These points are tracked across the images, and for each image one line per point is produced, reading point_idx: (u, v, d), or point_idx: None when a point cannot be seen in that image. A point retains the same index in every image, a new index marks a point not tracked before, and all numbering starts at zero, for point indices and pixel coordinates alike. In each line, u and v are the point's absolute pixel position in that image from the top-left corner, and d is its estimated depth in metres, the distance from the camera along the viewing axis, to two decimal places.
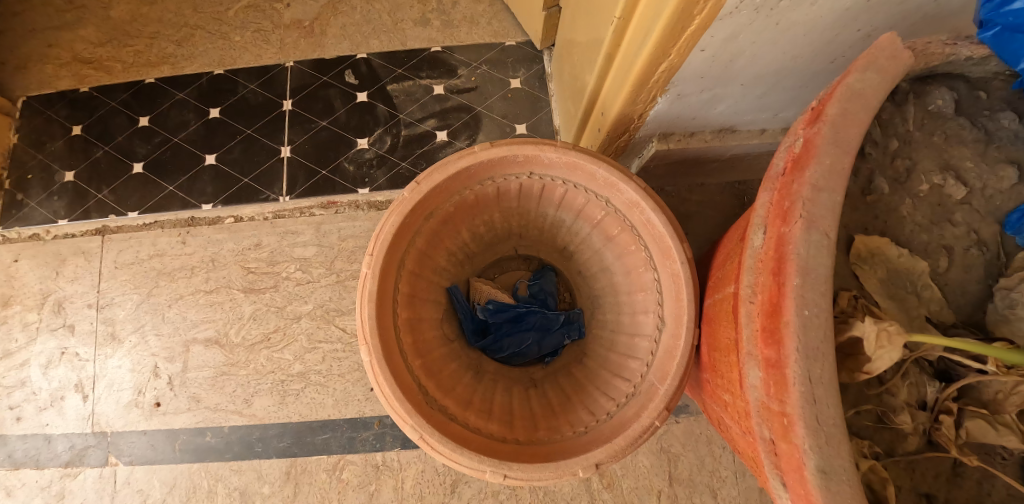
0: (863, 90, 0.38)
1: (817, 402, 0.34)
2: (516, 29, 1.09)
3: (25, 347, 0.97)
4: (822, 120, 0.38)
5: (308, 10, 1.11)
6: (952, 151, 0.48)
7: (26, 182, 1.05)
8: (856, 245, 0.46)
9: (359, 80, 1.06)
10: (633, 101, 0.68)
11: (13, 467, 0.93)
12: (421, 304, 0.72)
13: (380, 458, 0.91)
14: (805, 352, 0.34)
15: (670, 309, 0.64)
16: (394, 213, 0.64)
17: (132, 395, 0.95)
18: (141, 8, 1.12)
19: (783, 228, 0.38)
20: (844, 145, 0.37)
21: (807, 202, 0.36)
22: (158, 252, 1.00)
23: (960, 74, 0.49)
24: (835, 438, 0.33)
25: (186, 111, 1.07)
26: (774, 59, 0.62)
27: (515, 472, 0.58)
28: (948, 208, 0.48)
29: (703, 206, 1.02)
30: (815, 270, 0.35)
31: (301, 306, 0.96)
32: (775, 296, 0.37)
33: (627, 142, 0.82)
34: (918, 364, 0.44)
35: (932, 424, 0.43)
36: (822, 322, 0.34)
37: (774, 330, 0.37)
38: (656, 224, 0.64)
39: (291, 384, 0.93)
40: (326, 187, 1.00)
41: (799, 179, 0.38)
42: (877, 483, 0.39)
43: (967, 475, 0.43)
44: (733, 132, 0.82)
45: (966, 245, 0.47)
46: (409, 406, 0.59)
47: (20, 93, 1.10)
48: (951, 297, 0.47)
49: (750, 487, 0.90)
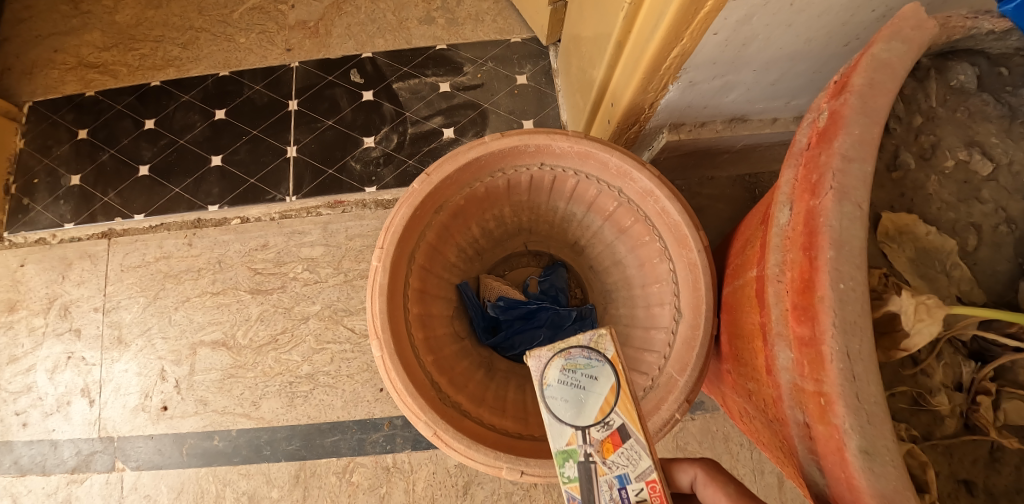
0: (890, 60, 0.37)
1: (857, 380, 0.32)
2: (521, 25, 1.09)
3: (32, 352, 0.97)
4: (849, 91, 0.37)
5: (312, 11, 1.11)
6: (976, 128, 0.47)
7: (33, 187, 1.05)
8: (884, 223, 0.45)
9: (364, 79, 1.06)
10: (644, 89, 0.67)
11: (18, 473, 0.92)
12: (432, 300, 0.71)
13: (390, 460, 0.89)
14: (842, 326, 0.33)
15: (688, 299, 0.62)
16: (404, 205, 0.63)
17: (138, 399, 0.94)
18: (146, 12, 1.13)
19: (813, 201, 0.37)
20: (873, 115, 0.36)
21: (837, 173, 0.35)
22: (164, 254, 0.99)
23: (981, 50, 0.48)
24: (878, 418, 0.32)
25: (192, 113, 1.07)
26: (788, 43, 0.61)
27: (532, 468, 0.56)
28: (975, 185, 0.47)
29: (714, 200, 1.01)
30: (850, 243, 0.34)
31: (309, 306, 0.95)
32: (809, 271, 0.36)
33: (637, 133, 0.81)
34: (951, 344, 0.43)
35: (969, 405, 0.42)
36: (858, 296, 0.33)
37: (807, 307, 0.36)
38: (671, 212, 0.62)
39: (299, 386, 0.92)
40: (332, 186, 1.00)
41: (828, 151, 0.37)
42: (917, 467, 0.37)
43: (1005, 460, 0.42)
44: (745, 121, 0.81)
45: (994, 222, 0.46)
46: (421, 402, 0.58)
47: (27, 98, 1.10)
48: (982, 276, 0.46)
49: (769, 484, 0.88)
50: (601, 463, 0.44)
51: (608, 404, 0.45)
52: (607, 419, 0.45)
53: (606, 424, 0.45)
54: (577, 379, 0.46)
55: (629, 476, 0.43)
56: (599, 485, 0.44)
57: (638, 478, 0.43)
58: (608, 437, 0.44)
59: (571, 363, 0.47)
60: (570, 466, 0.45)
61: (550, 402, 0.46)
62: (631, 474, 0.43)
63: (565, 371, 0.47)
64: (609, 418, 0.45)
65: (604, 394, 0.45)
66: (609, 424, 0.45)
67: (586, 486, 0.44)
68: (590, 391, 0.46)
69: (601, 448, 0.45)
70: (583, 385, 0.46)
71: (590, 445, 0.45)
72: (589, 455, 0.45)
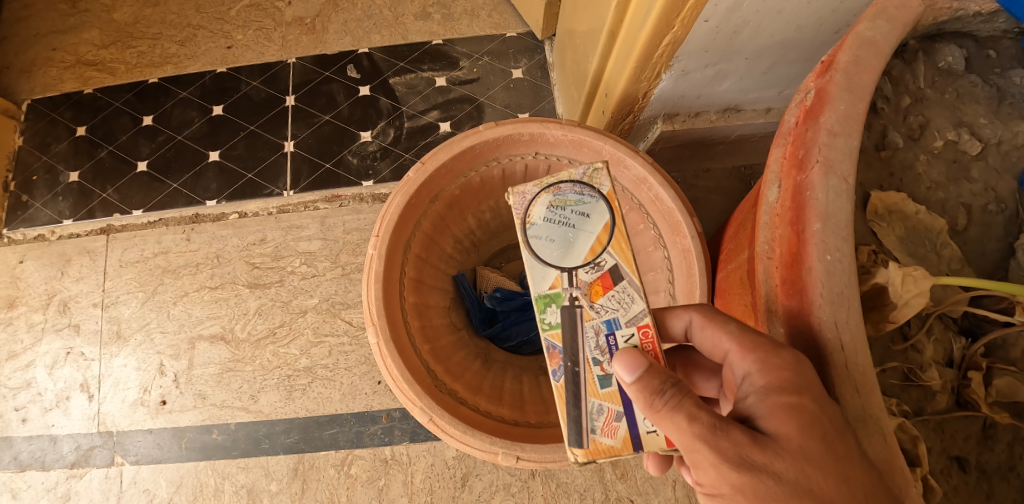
0: (875, 37, 0.38)
1: (846, 349, 0.33)
2: (517, 20, 1.10)
3: (31, 348, 0.97)
4: (834, 68, 0.38)
5: (308, 7, 1.12)
6: (965, 109, 0.47)
7: (31, 184, 1.05)
8: (873, 202, 0.45)
9: (361, 75, 1.07)
10: (637, 78, 0.67)
11: (18, 469, 0.92)
12: (428, 291, 0.71)
13: (389, 452, 0.89)
14: (829, 297, 0.34)
15: (682, 285, 0.63)
16: (399, 194, 0.64)
17: (137, 394, 0.94)
18: (143, 10, 1.13)
19: (800, 176, 0.38)
20: (858, 91, 0.37)
21: (823, 147, 0.36)
22: (163, 249, 0.99)
23: (969, 32, 0.49)
24: (866, 387, 0.32)
25: (190, 109, 1.07)
26: (778, 30, 0.62)
27: (528, 453, 0.57)
28: (964, 165, 0.47)
29: (710, 191, 1.01)
30: (836, 216, 0.35)
31: (307, 300, 0.96)
32: (797, 245, 0.36)
33: (632, 123, 0.81)
34: (942, 320, 0.43)
35: (960, 381, 0.42)
36: (845, 267, 0.34)
37: (794, 281, 0.36)
38: (665, 199, 0.63)
39: (298, 379, 0.92)
40: (330, 181, 1.00)
41: (814, 127, 0.38)
42: (908, 441, 0.37)
43: (997, 437, 0.42)
44: (738, 111, 0.82)
45: (983, 202, 0.46)
46: (417, 388, 0.58)
47: (25, 96, 1.10)
48: (972, 256, 0.46)
49: None
50: (588, 306, 0.46)
51: (598, 243, 0.47)
52: (596, 260, 0.47)
53: (596, 265, 0.47)
54: (564, 216, 0.49)
55: (619, 320, 0.45)
56: (584, 326, 0.45)
57: (628, 323, 0.45)
58: (598, 279, 0.47)
59: (560, 200, 0.49)
60: (553, 311, 0.46)
61: (536, 238, 0.48)
62: (621, 318, 0.45)
63: (553, 209, 0.49)
64: (600, 259, 0.47)
65: (593, 232, 0.48)
66: (600, 265, 0.47)
67: (569, 327, 0.46)
68: (579, 228, 0.48)
69: (587, 292, 0.46)
70: (572, 220, 0.48)
71: (578, 287, 0.47)
72: (575, 298, 0.46)
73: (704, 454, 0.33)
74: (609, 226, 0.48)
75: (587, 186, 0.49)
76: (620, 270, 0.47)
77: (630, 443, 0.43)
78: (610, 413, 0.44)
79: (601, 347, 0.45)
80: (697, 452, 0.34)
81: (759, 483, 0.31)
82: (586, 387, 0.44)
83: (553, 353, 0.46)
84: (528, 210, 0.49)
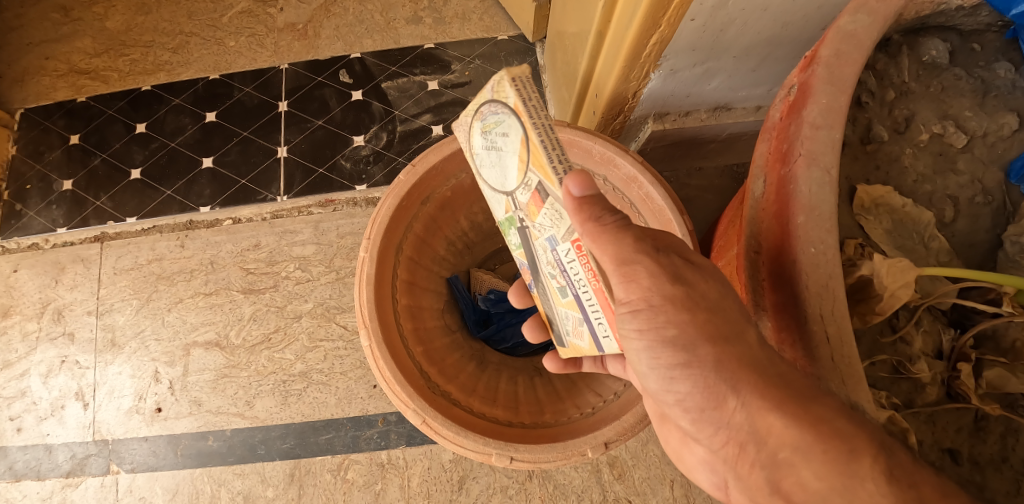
0: (856, 31, 0.38)
1: (832, 340, 0.33)
2: (508, 23, 1.10)
3: (25, 357, 0.97)
4: (816, 62, 0.38)
5: (300, 13, 1.12)
6: (951, 102, 0.47)
7: (26, 192, 1.05)
8: (859, 195, 0.45)
9: (353, 80, 1.07)
10: (627, 77, 0.67)
11: (14, 479, 0.92)
12: (421, 293, 0.71)
13: (385, 456, 0.89)
14: (815, 290, 0.34)
15: None
16: (390, 196, 0.63)
17: (132, 402, 0.94)
18: (136, 18, 1.14)
19: (784, 170, 0.38)
20: (840, 84, 0.37)
21: (806, 140, 0.37)
22: (156, 256, 0.99)
23: (953, 26, 0.49)
24: (852, 378, 0.32)
25: (183, 116, 1.07)
26: (765, 27, 0.62)
27: (521, 454, 0.56)
28: (951, 157, 0.47)
29: (702, 190, 1.01)
30: (820, 208, 0.35)
31: (301, 305, 0.95)
32: (782, 238, 0.37)
33: (622, 123, 0.82)
34: (931, 312, 0.44)
35: (950, 373, 0.42)
36: (830, 258, 0.34)
37: (781, 274, 0.37)
38: (655, 198, 0.62)
39: (292, 384, 0.92)
40: (323, 185, 1.00)
41: (797, 120, 0.38)
42: (899, 434, 0.37)
43: (989, 429, 0.42)
44: (728, 110, 0.82)
45: (971, 194, 0.47)
46: (410, 390, 0.58)
47: (18, 105, 1.11)
48: (960, 248, 0.46)
49: None
50: (532, 227, 0.45)
51: (522, 163, 0.39)
52: (525, 180, 0.40)
53: (527, 186, 0.41)
54: (495, 140, 0.42)
55: (557, 236, 0.42)
56: (536, 245, 0.46)
57: (564, 238, 0.41)
58: (530, 201, 0.41)
59: (489, 124, 0.42)
60: (514, 232, 0.49)
61: (482, 165, 0.46)
62: (557, 234, 0.42)
63: (486, 134, 0.43)
64: (527, 180, 0.40)
65: (514, 151, 0.40)
66: (529, 185, 0.40)
67: (529, 247, 0.48)
68: (505, 150, 0.41)
69: (523, 214, 0.45)
70: (499, 145, 0.42)
71: (521, 210, 0.44)
72: (523, 220, 0.45)
73: (641, 266, 0.36)
74: (523, 144, 0.38)
75: (498, 104, 0.39)
76: (546, 187, 0.38)
77: (595, 345, 0.47)
78: (575, 321, 0.49)
79: (551, 263, 0.46)
80: (632, 266, 0.36)
81: (690, 294, 0.35)
82: (552, 298, 0.50)
83: (527, 268, 0.53)
84: (470, 139, 0.46)
